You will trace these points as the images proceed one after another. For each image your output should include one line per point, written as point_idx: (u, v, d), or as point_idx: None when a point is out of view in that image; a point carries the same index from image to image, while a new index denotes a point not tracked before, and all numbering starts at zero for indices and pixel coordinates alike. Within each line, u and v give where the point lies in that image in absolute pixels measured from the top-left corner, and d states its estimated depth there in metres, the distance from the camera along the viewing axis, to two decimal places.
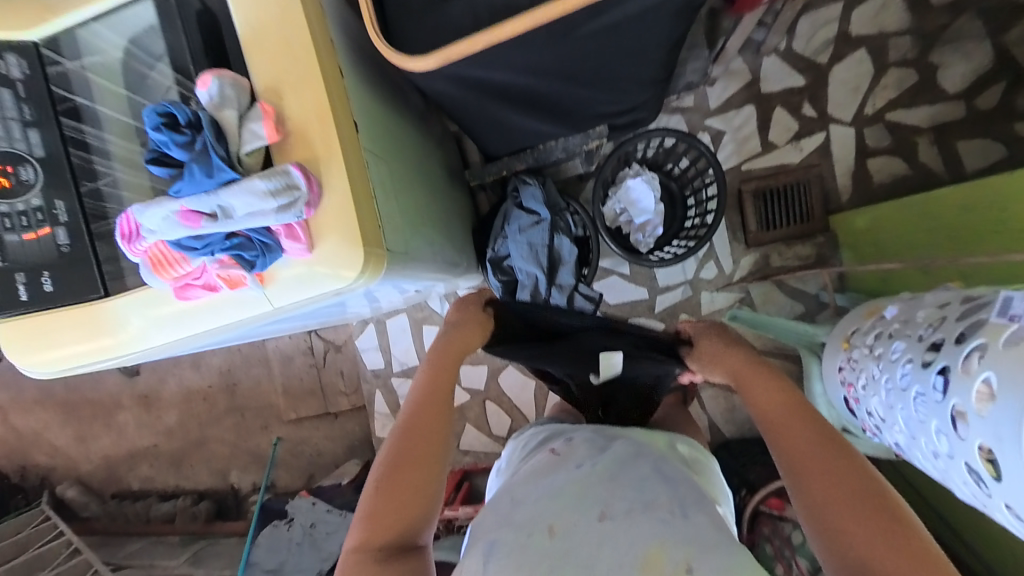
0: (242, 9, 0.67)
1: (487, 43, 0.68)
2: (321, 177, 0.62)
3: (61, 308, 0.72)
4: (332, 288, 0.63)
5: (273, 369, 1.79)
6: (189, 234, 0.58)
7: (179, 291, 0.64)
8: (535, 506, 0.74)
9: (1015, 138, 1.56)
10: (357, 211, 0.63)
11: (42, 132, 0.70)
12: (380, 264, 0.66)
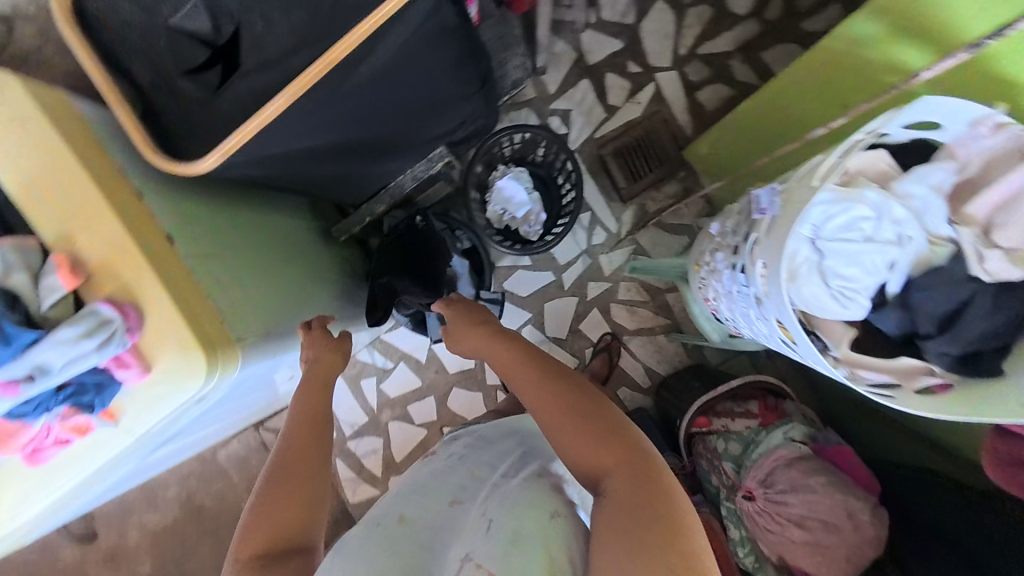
0: (14, 171, 0.68)
1: (253, 130, 0.68)
2: (138, 303, 0.65)
3: None
4: (183, 399, 0.66)
5: (230, 477, 1.75)
6: (12, 403, 0.59)
7: (31, 457, 0.64)
8: (392, 502, 0.81)
9: (807, 36, 1.75)
10: (185, 321, 0.65)
11: None
12: (228, 357, 0.69)
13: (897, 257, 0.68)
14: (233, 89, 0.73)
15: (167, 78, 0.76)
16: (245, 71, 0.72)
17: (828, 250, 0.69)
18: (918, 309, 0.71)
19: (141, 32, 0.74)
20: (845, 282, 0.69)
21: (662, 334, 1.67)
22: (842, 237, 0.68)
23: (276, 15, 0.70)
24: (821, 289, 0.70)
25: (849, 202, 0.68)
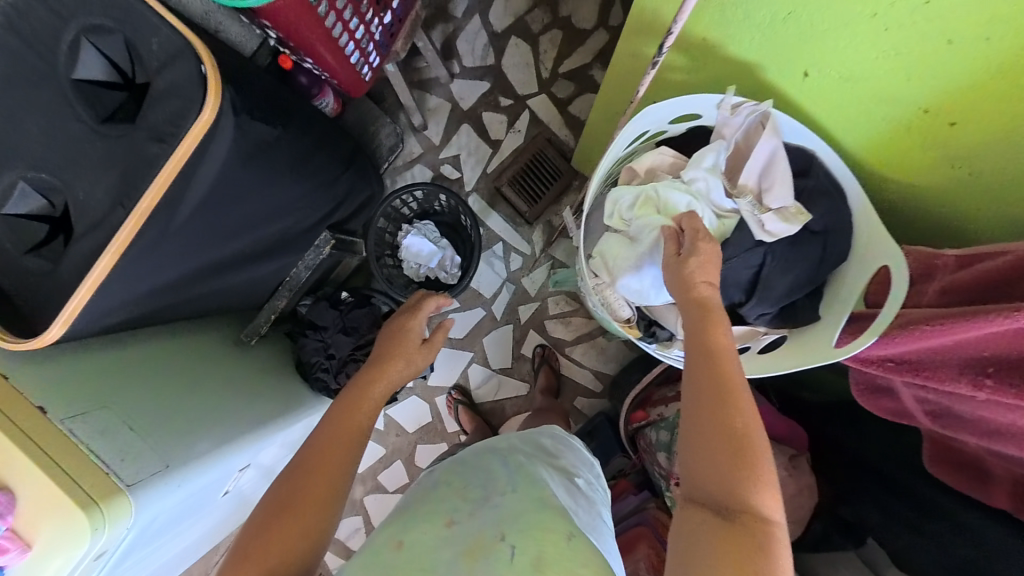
0: None
1: (87, 293, 0.74)
2: (7, 486, 0.68)
3: None
4: (73, 563, 0.69)
5: None
6: None
7: None
8: (382, 529, 0.76)
9: None
10: (58, 488, 0.69)
11: None
12: (115, 508, 0.72)
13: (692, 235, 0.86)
14: (72, 256, 0.77)
15: (11, 260, 0.79)
16: (78, 238, 0.77)
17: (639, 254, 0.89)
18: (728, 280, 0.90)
19: None
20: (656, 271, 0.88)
21: (600, 335, 1.72)
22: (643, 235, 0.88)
23: (90, 184, 0.75)
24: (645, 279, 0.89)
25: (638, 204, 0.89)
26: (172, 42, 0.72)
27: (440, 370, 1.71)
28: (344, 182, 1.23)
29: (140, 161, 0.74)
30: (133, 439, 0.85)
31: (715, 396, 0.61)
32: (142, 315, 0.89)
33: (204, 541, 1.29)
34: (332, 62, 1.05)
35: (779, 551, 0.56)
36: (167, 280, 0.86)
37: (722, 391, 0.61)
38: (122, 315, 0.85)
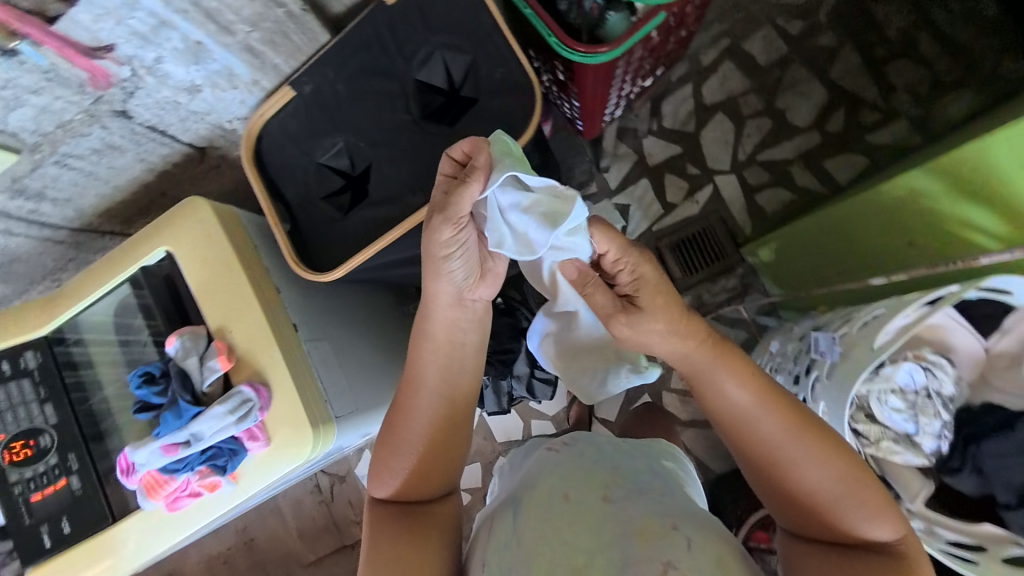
0: (194, 276, 0.88)
1: (372, 250, 0.89)
2: (268, 381, 0.80)
3: (75, 549, 0.81)
4: (293, 464, 0.78)
5: (281, 518, 1.72)
6: (170, 460, 0.74)
7: (171, 505, 0.77)
8: (540, 481, 0.73)
9: (877, 147, 1.61)
10: (302, 397, 0.79)
11: (55, 406, 0.87)
12: (330, 430, 0.82)
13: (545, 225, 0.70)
14: (361, 213, 0.94)
15: (311, 200, 0.97)
16: (371, 201, 0.94)
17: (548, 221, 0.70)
18: (994, 477, 0.79)
19: (299, 168, 0.97)
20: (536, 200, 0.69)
21: (717, 427, 1.52)
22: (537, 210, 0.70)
23: (398, 165, 0.93)
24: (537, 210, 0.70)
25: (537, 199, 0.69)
26: (514, 76, 0.91)
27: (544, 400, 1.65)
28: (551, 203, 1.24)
29: None
30: (347, 373, 0.95)
31: (765, 471, 0.65)
32: (374, 279, 1.01)
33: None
34: (589, 105, 1.13)
35: (850, 511, 0.61)
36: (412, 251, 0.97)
37: (732, 420, 0.66)
38: (370, 272, 0.97)
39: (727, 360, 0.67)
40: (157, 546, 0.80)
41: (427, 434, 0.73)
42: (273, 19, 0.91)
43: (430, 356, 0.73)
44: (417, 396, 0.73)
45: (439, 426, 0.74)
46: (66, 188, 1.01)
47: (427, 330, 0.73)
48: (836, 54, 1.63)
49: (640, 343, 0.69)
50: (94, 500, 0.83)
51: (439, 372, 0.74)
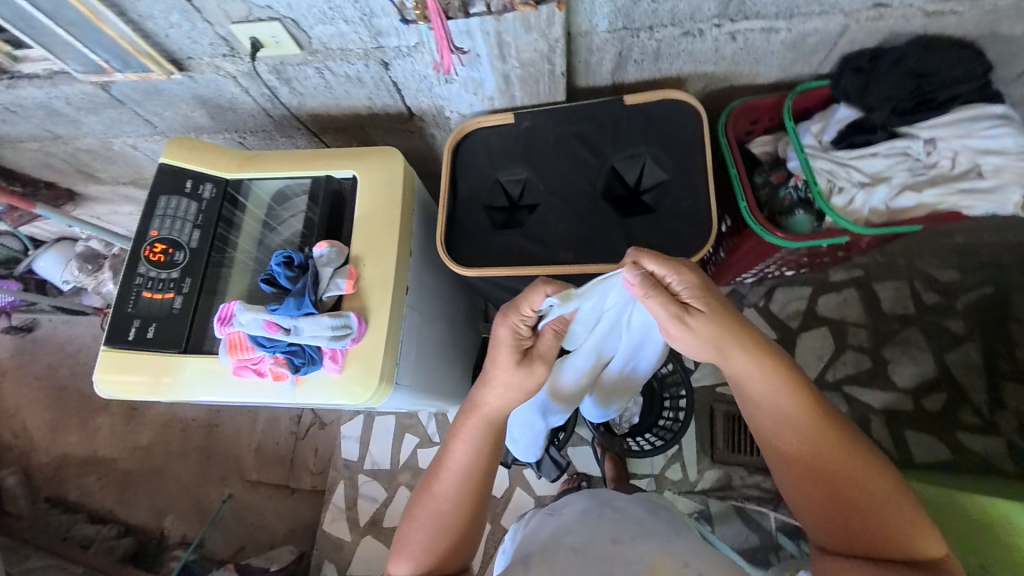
0: (360, 205, 1.00)
1: (505, 273, 0.99)
2: (369, 322, 0.89)
3: (149, 352, 0.93)
4: (346, 401, 0.87)
5: (258, 423, 1.83)
6: (266, 336, 0.83)
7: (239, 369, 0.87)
8: (545, 542, 0.75)
9: (969, 453, 1.41)
10: (383, 351, 0.87)
11: (202, 235, 1.02)
12: (388, 391, 0.89)
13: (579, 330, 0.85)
14: (509, 236, 1.05)
15: (475, 202, 1.10)
16: (522, 232, 1.04)
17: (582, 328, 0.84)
18: None
19: (482, 174, 1.10)
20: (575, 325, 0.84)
21: None
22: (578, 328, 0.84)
23: (560, 219, 1.03)
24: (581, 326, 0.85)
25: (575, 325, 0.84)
26: (698, 207, 0.98)
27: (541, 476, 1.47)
28: None
29: (598, 242, 0.99)
30: (418, 349, 1.01)
31: (819, 479, 0.70)
32: (482, 289, 1.09)
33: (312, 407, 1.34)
34: (734, 261, 1.18)
35: (899, 511, 0.67)
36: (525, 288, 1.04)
37: (773, 421, 0.72)
38: (485, 283, 1.05)
39: (783, 371, 0.71)
40: (212, 391, 0.91)
41: (457, 505, 0.77)
42: (534, 68, 1.03)
43: (466, 449, 0.77)
44: (450, 479, 0.77)
45: (465, 505, 0.77)
46: (305, 91, 1.21)
47: (465, 430, 0.77)
48: (964, 338, 1.49)
49: (726, 352, 0.70)
50: (183, 324, 0.95)
51: (471, 466, 0.77)
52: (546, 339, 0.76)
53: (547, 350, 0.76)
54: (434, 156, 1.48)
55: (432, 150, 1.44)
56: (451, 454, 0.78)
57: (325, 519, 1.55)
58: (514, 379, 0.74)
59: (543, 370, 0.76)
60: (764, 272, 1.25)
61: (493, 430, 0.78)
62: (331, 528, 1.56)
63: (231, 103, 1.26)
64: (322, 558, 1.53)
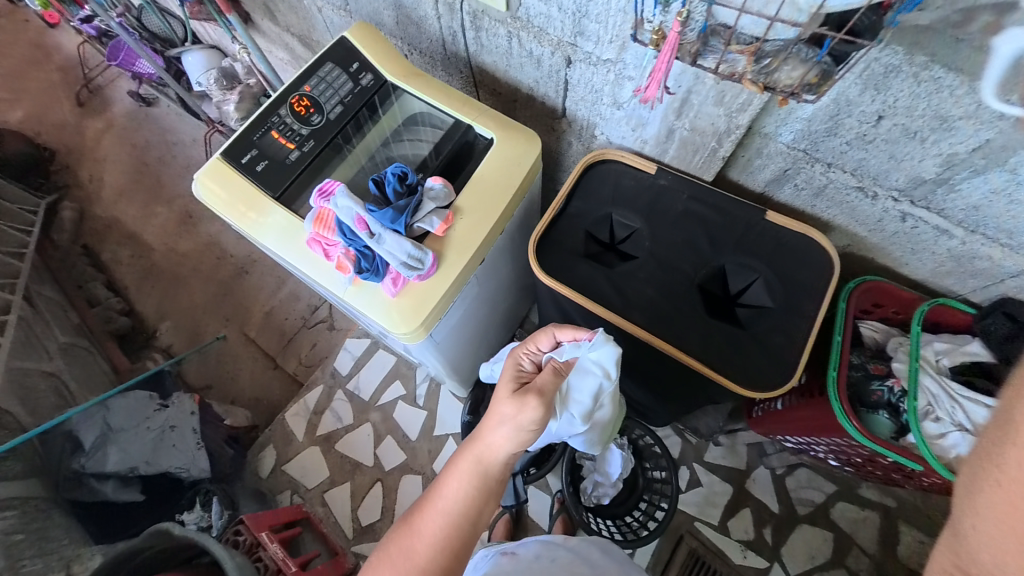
0: (484, 166, 0.99)
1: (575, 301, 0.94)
2: (438, 271, 0.87)
3: (250, 183, 0.98)
4: (380, 323, 0.86)
5: (279, 294, 1.95)
6: (351, 229, 0.83)
7: (314, 242, 0.88)
8: None
9: None
10: (434, 303, 0.85)
11: (342, 113, 1.06)
12: (418, 338, 0.88)
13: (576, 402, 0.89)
14: (595, 269, 0.99)
15: (583, 220, 1.05)
16: (609, 273, 0.98)
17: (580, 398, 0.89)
18: None
19: (604, 198, 1.05)
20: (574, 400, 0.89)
21: None
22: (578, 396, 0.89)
23: (652, 283, 0.96)
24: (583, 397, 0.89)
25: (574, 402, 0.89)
26: (789, 351, 0.91)
27: None
28: (676, 416, 1.21)
29: (673, 324, 0.93)
30: (458, 317, 1.01)
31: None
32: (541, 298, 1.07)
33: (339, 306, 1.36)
34: (788, 421, 1.09)
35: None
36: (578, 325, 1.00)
37: None
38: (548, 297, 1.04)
39: None
40: (280, 247, 0.94)
41: (441, 544, 0.68)
42: (700, 136, 0.98)
43: (456, 488, 0.71)
44: (434, 518, 0.70)
45: (446, 546, 0.68)
46: (486, 46, 1.23)
47: (455, 467, 0.74)
48: None
49: None
50: (288, 178, 0.99)
51: (456, 508, 0.70)
52: (545, 380, 0.77)
53: (544, 386, 0.76)
54: (558, 161, 1.48)
55: (560, 155, 1.44)
56: (435, 494, 0.72)
57: (289, 409, 1.61)
58: (508, 411, 0.73)
59: (535, 412, 0.73)
60: (806, 446, 1.16)
61: (484, 470, 0.72)
62: (290, 420, 1.61)
63: (419, 22, 1.32)
64: (268, 440, 1.59)
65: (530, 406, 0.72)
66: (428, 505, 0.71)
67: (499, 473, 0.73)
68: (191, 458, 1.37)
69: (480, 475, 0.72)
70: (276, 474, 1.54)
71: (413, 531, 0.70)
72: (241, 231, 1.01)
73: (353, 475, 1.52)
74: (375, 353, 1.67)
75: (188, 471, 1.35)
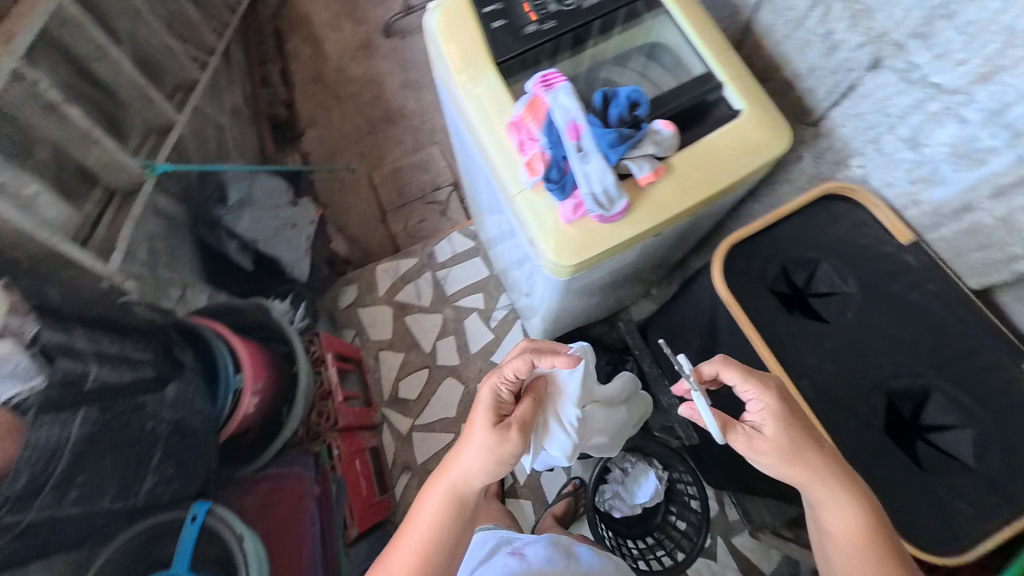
0: (723, 131, 0.75)
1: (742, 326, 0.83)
2: (616, 222, 0.70)
3: (474, 30, 0.82)
4: (534, 241, 0.73)
5: (414, 160, 2.07)
6: (561, 131, 0.70)
7: (511, 126, 0.75)
8: None
9: None
10: (593, 251, 0.70)
11: (595, 8, 0.85)
12: (560, 275, 0.75)
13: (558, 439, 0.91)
14: (775, 307, 0.86)
15: (796, 245, 0.87)
16: (790, 318, 0.84)
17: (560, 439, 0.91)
18: None
19: (838, 234, 0.84)
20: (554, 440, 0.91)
21: None
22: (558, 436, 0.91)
23: (832, 352, 0.81)
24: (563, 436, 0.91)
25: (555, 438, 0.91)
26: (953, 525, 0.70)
27: None
28: (737, 485, 1.10)
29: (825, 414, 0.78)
30: (596, 276, 0.85)
31: None
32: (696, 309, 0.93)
33: (473, 187, 1.23)
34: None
35: None
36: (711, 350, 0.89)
37: None
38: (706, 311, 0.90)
39: None
40: (472, 111, 0.81)
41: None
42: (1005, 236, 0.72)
43: (434, 509, 0.75)
44: (399, 556, 0.72)
45: (421, 573, 0.71)
46: None
47: (430, 494, 0.77)
48: None
49: None
50: (508, 46, 0.81)
51: (428, 536, 0.73)
52: (523, 417, 0.76)
53: (524, 417, 0.76)
54: None
55: None
56: (407, 526, 0.76)
57: (382, 263, 1.71)
58: (482, 443, 0.72)
59: (519, 445, 0.73)
60: None
61: (457, 495, 0.75)
62: (378, 273, 1.72)
63: None
64: (355, 280, 1.73)
65: (513, 441, 0.72)
66: (413, 527, 0.75)
67: (477, 493, 0.76)
68: (298, 257, 1.52)
69: (455, 498, 0.75)
70: (349, 311, 1.68)
71: (393, 553, 0.74)
72: (439, 76, 0.88)
73: (409, 349, 1.59)
74: (473, 258, 1.69)
75: (293, 268, 1.50)
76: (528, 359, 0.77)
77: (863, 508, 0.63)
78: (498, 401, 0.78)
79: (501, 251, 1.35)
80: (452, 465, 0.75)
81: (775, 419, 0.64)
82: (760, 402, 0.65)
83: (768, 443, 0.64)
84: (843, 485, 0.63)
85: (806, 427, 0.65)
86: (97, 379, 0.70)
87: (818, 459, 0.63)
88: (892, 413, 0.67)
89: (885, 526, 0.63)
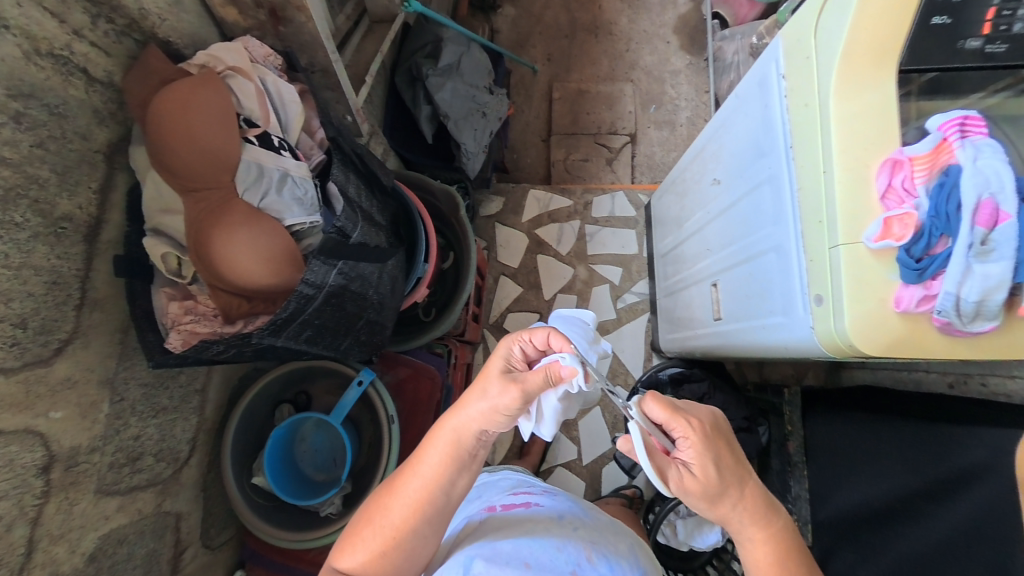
0: None
1: None
2: (958, 338, 0.55)
3: (902, 14, 0.54)
4: (828, 303, 0.60)
5: (607, 80, 1.64)
6: (967, 204, 0.49)
7: (891, 165, 0.55)
8: (501, 524, 0.63)
9: None
10: (909, 354, 0.57)
11: None
12: (830, 347, 0.63)
13: (544, 419, 0.62)
14: None
15: None
16: None
17: (550, 421, 0.62)
18: None
19: None
20: (545, 420, 0.62)
21: None
22: (547, 415, 0.62)
23: None
24: (552, 414, 0.61)
25: (550, 421, 0.62)
26: None
27: (605, 433, 1.29)
28: None
29: None
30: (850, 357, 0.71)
31: None
32: (922, 441, 0.77)
33: (706, 159, 0.99)
34: None
35: None
36: (914, 494, 0.75)
37: None
38: (942, 454, 0.74)
39: None
40: (828, 112, 0.59)
41: (415, 512, 0.56)
42: None
43: (434, 460, 0.57)
44: (413, 482, 0.57)
45: (424, 515, 0.56)
46: None
47: (434, 436, 0.58)
48: None
49: None
50: (937, 59, 0.55)
51: (435, 477, 0.57)
52: (534, 377, 0.55)
53: (540, 379, 0.55)
54: None
55: None
56: (416, 457, 0.58)
57: (538, 189, 1.50)
58: (490, 394, 0.55)
59: (520, 402, 0.55)
60: None
61: (467, 442, 0.57)
62: (529, 196, 1.51)
63: None
64: (505, 192, 1.51)
65: (516, 392, 0.54)
66: (417, 479, 0.57)
67: (478, 448, 0.58)
68: (477, 150, 1.21)
69: (457, 452, 0.57)
70: (487, 221, 1.49)
71: (387, 491, 0.58)
72: (797, 47, 0.65)
73: (529, 288, 1.44)
74: (628, 230, 1.47)
75: (467, 160, 1.21)
76: (544, 332, 0.60)
77: (779, 541, 0.52)
78: (501, 360, 0.60)
79: (680, 235, 1.16)
80: (455, 415, 0.57)
81: (711, 461, 0.51)
82: (689, 446, 0.51)
83: (703, 487, 0.51)
84: (755, 520, 0.52)
85: (735, 471, 0.52)
86: (360, 237, 0.66)
87: (738, 489, 0.51)
88: (685, 432, 0.52)
89: (801, 564, 0.52)
